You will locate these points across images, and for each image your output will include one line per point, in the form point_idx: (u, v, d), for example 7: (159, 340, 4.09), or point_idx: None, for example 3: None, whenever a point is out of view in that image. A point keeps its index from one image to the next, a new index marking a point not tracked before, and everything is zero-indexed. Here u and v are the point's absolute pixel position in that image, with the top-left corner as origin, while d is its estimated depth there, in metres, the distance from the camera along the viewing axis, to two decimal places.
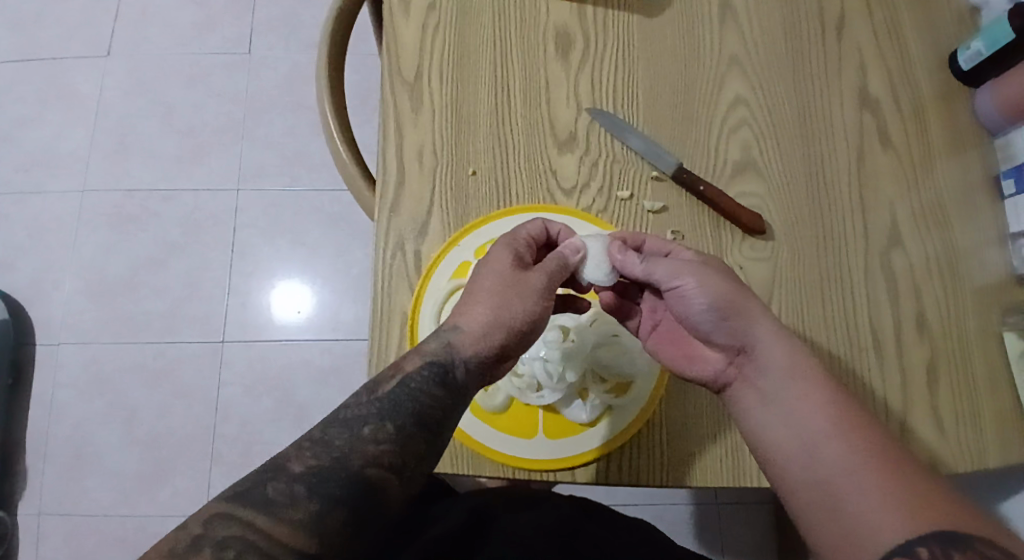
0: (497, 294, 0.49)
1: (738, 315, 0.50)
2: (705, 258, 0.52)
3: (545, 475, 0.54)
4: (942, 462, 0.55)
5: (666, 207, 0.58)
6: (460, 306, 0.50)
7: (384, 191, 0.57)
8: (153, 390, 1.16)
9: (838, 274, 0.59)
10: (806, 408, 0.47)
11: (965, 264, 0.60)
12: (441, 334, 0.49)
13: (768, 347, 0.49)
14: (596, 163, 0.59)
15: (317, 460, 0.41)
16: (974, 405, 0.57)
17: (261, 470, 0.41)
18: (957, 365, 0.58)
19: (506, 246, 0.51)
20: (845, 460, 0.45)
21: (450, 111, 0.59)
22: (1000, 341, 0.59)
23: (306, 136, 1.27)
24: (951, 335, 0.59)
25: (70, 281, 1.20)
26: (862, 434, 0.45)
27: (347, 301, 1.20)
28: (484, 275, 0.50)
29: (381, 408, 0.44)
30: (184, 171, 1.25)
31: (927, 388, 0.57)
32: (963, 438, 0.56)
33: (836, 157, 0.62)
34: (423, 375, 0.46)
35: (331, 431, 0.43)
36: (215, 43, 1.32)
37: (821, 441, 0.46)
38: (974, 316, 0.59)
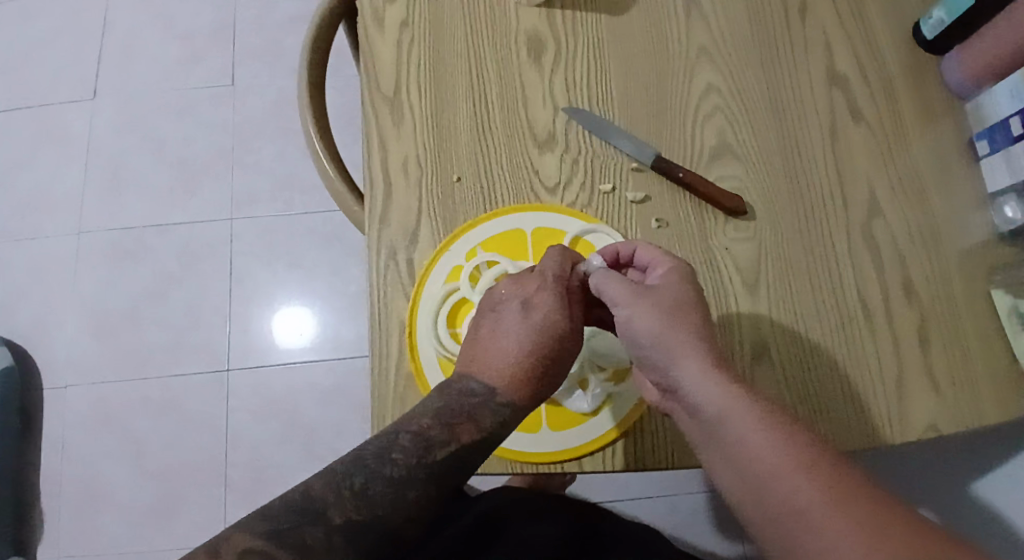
0: (554, 367, 0.52)
1: (668, 356, 0.48)
2: (662, 284, 0.51)
3: (553, 467, 0.55)
4: (943, 422, 0.56)
5: (648, 195, 0.59)
6: (502, 366, 0.51)
7: (372, 205, 0.58)
8: (163, 422, 1.17)
9: (823, 247, 0.61)
10: (752, 445, 0.43)
11: (945, 228, 0.62)
12: (492, 406, 0.50)
13: (696, 390, 0.46)
14: (577, 160, 0.60)
15: (358, 514, 0.46)
16: (966, 363, 0.58)
17: (300, 508, 0.45)
18: (947, 325, 0.59)
19: (556, 303, 0.53)
20: (795, 500, 0.40)
21: (432, 123, 0.60)
22: (989, 299, 0.60)
23: (293, 160, 1.29)
24: (938, 298, 0.60)
25: (72, 320, 1.22)
26: (811, 465, 0.41)
27: (347, 319, 1.21)
28: (543, 342, 0.52)
29: (426, 474, 0.48)
30: (176, 205, 1.27)
31: (919, 349, 0.59)
32: (958, 393, 0.57)
33: (810, 136, 0.64)
34: (477, 447, 0.49)
35: (373, 485, 0.47)
36: (198, 76, 1.34)
37: (770, 479, 0.42)
38: (959, 279, 0.61)
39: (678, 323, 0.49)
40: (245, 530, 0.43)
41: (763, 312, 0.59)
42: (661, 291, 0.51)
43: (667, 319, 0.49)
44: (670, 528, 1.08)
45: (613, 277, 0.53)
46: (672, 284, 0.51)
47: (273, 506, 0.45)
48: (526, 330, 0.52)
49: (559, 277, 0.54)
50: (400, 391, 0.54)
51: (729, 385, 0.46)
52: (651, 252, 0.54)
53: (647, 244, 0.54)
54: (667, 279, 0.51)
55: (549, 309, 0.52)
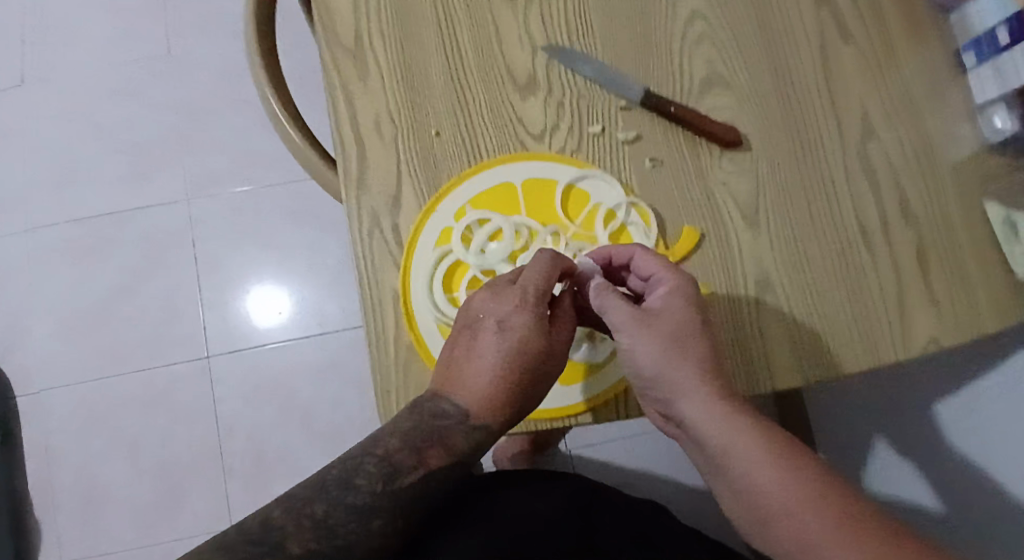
0: (532, 389, 0.51)
1: (674, 388, 0.50)
2: (663, 307, 0.50)
3: (567, 422, 0.54)
4: (944, 336, 0.56)
5: (639, 134, 0.56)
6: (479, 389, 0.50)
7: (347, 170, 0.54)
8: (150, 419, 1.13)
9: (820, 173, 0.59)
10: (760, 476, 0.47)
11: (938, 143, 0.60)
12: (463, 428, 0.51)
13: (700, 424, 0.49)
14: (562, 103, 0.56)
15: (318, 545, 0.46)
16: (964, 278, 0.57)
17: (258, 539, 0.45)
18: (944, 243, 0.58)
19: (536, 324, 0.51)
20: (805, 530, 0.45)
21: (402, 74, 0.55)
22: (985, 213, 0.58)
23: (250, 131, 1.21)
24: (934, 216, 0.58)
25: (39, 324, 1.16)
26: (815, 498, 0.45)
27: (329, 292, 1.17)
28: (521, 365, 0.50)
29: (391, 502, 0.49)
30: (131, 191, 1.20)
31: (918, 269, 0.58)
32: (957, 309, 0.57)
33: (798, 58, 0.61)
34: (445, 472, 0.51)
35: (336, 515, 0.47)
36: (134, 50, 1.24)
37: (781, 511, 0.46)
38: (954, 194, 0.59)
39: (681, 354, 0.49)
40: (200, 558, 0.44)
41: (764, 246, 0.57)
42: (662, 314, 0.50)
43: (672, 349, 0.49)
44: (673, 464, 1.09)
45: (613, 296, 0.51)
46: (675, 307, 0.50)
47: (229, 536, 0.45)
48: (502, 353, 0.50)
49: (541, 289, 0.51)
50: (402, 364, 0.52)
51: (737, 418, 0.48)
52: (655, 264, 0.51)
53: (646, 250, 0.52)
54: (669, 301, 0.50)
55: (525, 329, 0.50)
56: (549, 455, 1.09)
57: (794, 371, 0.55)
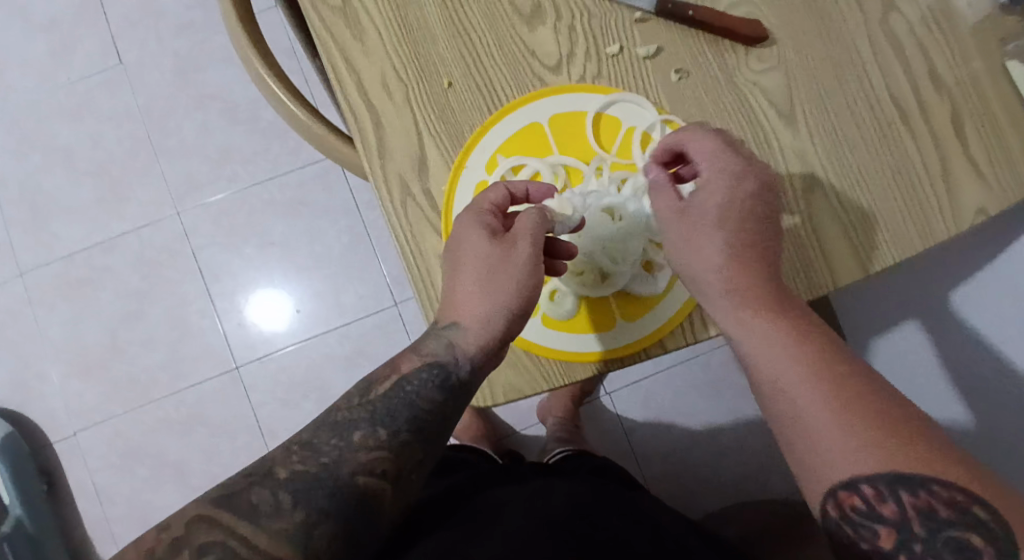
0: (493, 282, 0.48)
1: (713, 291, 0.48)
2: (709, 179, 0.48)
3: (639, 357, 0.52)
4: (990, 204, 0.53)
5: (661, 46, 0.52)
6: (447, 298, 0.49)
7: (364, 140, 0.50)
8: (190, 438, 1.11)
9: (846, 54, 0.55)
10: (767, 353, 0.45)
11: (954, 7, 0.55)
12: (436, 334, 0.49)
13: (715, 301, 0.48)
14: (573, 27, 0.52)
15: (304, 467, 0.41)
16: (1003, 142, 0.53)
17: (246, 474, 0.41)
18: (977, 110, 0.54)
19: (473, 216, 0.49)
20: (801, 408, 0.43)
21: (398, 25, 0.51)
22: (1008, 74, 0.54)
23: (222, 128, 1.16)
24: (964, 83, 0.54)
25: (53, 367, 1.13)
26: (829, 377, 0.43)
27: (340, 280, 1.14)
28: (470, 257, 0.48)
29: (373, 413, 0.45)
30: (114, 214, 1.15)
31: (957, 139, 0.54)
32: (1000, 175, 0.53)
33: None
34: (422, 376, 0.47)
35: (320, 435, 0.43)
36: (81, 65, 1.17)
37: (781, 390, 0.44)
38: (978, 55, 0.54)
39: (711, 234, 0.48)
40: (195, 499, 0.40)
41: (805, 143, 0.54)
42: (705, 191, 0.49)
43: (702, 230, 0.48)
44: (692, 382, 1.08)
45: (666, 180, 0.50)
46: (711, 191, 0.48)
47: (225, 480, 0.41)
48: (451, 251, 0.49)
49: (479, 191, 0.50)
50: None
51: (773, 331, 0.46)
52: (702, 151, 0.48)
53: (700, 132, 0.49)
54: (711, 199, 0.48)
55: (466, 225, 0.48)
56: (589, 403, 1.08)
57: (853, 265, 0.53)
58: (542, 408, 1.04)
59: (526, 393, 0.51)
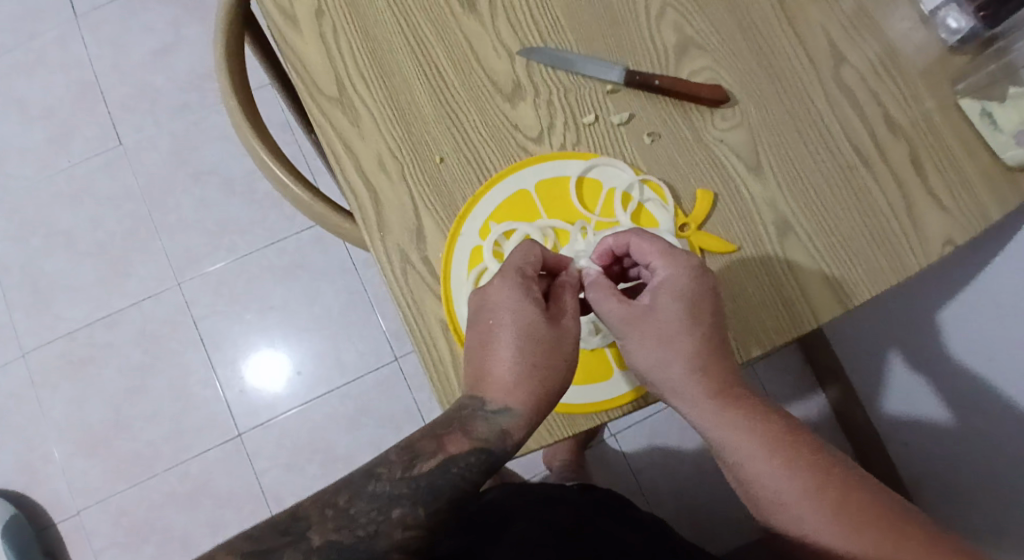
0: (549, 365, 0.47)
1: (674, 388, 0.49)
2: (682, 288, 0.49)
3: (637, 405, 0.54)
4: (957, 234, 0.56)
5: (633, 113, 0.57)
6: (492, 377, 0.47)
7: (364, 216, 0.54)
8: (196, 510, 1.11)
9: (805, 109, 0.59)
10: (762, 471, 0.48)
11: (903, 54, 0.60)
12: (484, 415, 0.46)
13: (695, 417, 0.50)
14: (551, 101, 0.57)
15: (340, 536, 0.42)
16: (961, 173, 0.57)
17: (285, 531, 0.41)
18: (933, 146, 0.58)
19: (522, 294, 0.49)
20: (803, 523, 0.47)
21: (390, 109, 0.55)
22: (960, 110, 0.58)
23: (220, 200, 1.20)
24: (918, 123, 0.59)
25: (57, 446, 1.14)
26: (822, 487, 0.47)
27: (341, 339, 1.16)
28: (524, 335, 0.47)
29: (415, 489, 0.44)
30: (115, 290, 1.17)
31: (917, 175, 0.58)
32: (963, 204, 0.57)
33: (759, 2, 0.61)
34: (468, 460, 0.46)
35: (358, 503, 0.43)
36: (82, 149, 1.22)
37: (780, 505, 0.48)
38: (929, 96, 0.59)
39: (677, 352, 0.49)
40: (229, 547, 0.40)
41: (775, 192, 0.58)
42: (666, 308, 0.49)
43: (667, 349, 0.49)
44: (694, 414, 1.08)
45: (608, 296, 0.50)
46: (670, 303, 0.49)
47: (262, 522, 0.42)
48: (499, 324, 0.48)
49: (524, 268, 0.50)
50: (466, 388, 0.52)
51: (749, 422, 0.49)
52: (654, 252, 0.50)
53: (643, 237, 0.50)
54: (665, 293, 0.49)
55: (514, 301, 0.48)
56: (594, 447, 1.10)
57: (831, 301, 0.56)
58: (546, 453, 1.05)
59: (531, 447, 0.53)
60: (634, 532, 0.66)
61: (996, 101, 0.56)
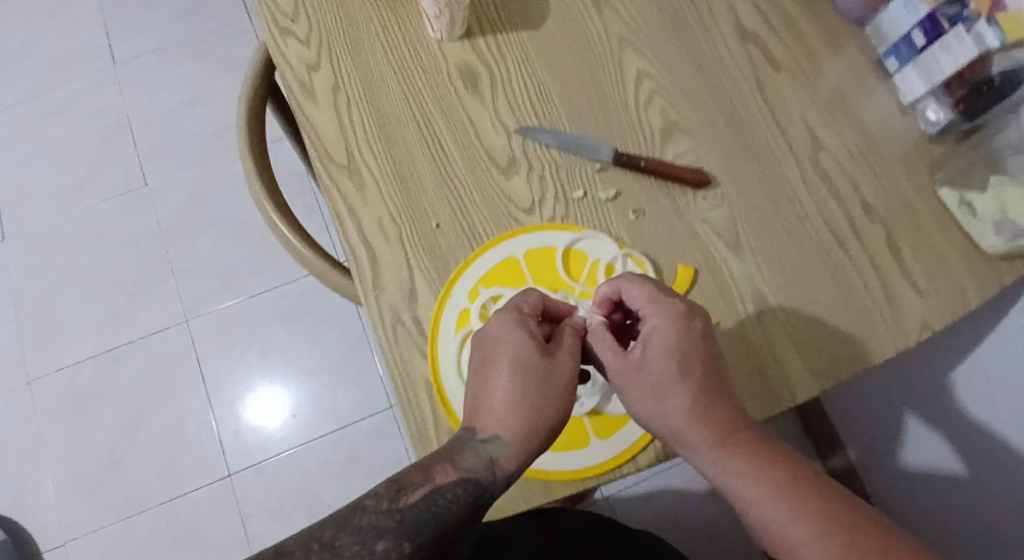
0: (534, 397, 0.49)
1: (673, 433, 0.50)
2: (668, 335, 0.51)
3: (613, 474, 0.56)
4: (934, 319, 0.59)
5: (619, 190, 0.61)
6: (485, 406, 0.50)
7: (361, 275, 0.57)
8: (183, 550, 1.11)
9: (784, 192, 0.63)
10: (765, 513, 0.48)
11: (881, 143, 0.65)
12: (474, 445, 0.49)
13: (697, 461, 0.50)
14: (543, 176, 0.61)
15: None
16: (937, 257, 0.61)
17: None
18: (912, 231, 0.62)
19: (519, 328, 0.51)
20: None
21: (393, 176, 0.60)
22: (940, 198, 0.62)
23: (232, 245, 1.24)
24: (896, 209, 0.63)
25: (50, 479, 1.15)
26: (830, 532, 0.45)
27: (338, 384, 1.18)
28: (516, 365, 0.50)
29: (398, 523, 0.46)
30: (124, 327, 1.21)
31: (894, 258, 0.61)
32: (939, 287, 0.60)
33: (742, 94, 0.66)
34: (456, 491, 0.48)
35: (343, 538, 0.45)
36: (105, 191, 1.28)
37: (787, 549, 0.46)
38: (907, 183, 0.63)
39: (672, 400, 0.50)
40: None
41: (753, 270, 0.61)
42: (655, 357, 0.51)
43: (661, 396, 0.50)
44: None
45: (602, 342, 0.53)
46: (657, 351, 0.51)
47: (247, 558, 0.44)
48: (492, 355, 0.51)
49: (522, 306, 0.53)
50: None
51: (753, 467, 0.49)
52: (642, 299, 0.52)
53: (635, 282, 0.53)
54: (654, 340, 0.51)
55: (510, 335, 0.51)
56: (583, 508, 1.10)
57: (807, 377, 0.58)
58: None
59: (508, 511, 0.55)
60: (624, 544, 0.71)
61: (976, 190, 0.59)
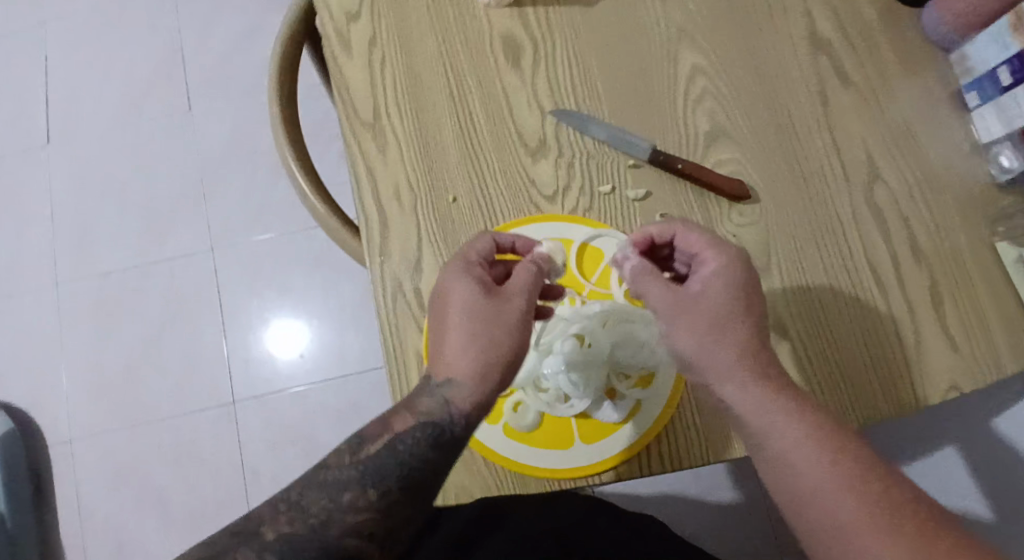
0: (488, 333, 0.48)
1: (716, 367, 0.46)
2: (727, 272, 0.48)
3: (593, 480, 0.54)
4: (962, 381, 0.55)
5: (649, 191, 0.58)
6: (438, 354, 0.49)
7: (370, 238, 0.56)
8: (179, 467, 1.14)
9: (827, 218, 0.59)
10: (800, 454, 0.43)
11: (944, 183, 0.59)
12: (430, 391, 0.48)
13: (733, 396, 0.46)
14: (572, 164, 0.58)
15: (291, 527, 0.44)
16: (980, 315, 0.56)
17: (236, 530, 0.44)
18: (958, 283, 0.57)
19: (463, 275, 0.50)
20: (839, 513, 0.41)
21: (417, 142, 0.58)
22: (995, 252, 0.58)
23: (266, 181, 1.25)
24: (946, 256, 0.58)
25: (66, 379, 1.19)
26: (867, 481, 0.42)
27: (348, 333, 1.19)
28: (462, 309, 0.48)
29: (362, 473, 0.46)
30: (153, 245, 1.23)
31: (933, 308, 0.57)
32: (976, 347, 0.56)
33: (801, 107, 0.61)
34: (415, 436, 0.47)
35: (307, 495, 0.45)
36: (152, 108, 1.29)
37: (815, 493, 0.42)
38: (962, 231, 0.58)
39: (723, 338, 0.47)
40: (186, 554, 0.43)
41: (778, 296, 0.57)
42: (713, 291, 0.48)
43: (713, 332, 0.47)
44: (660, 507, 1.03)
45: (651, 280, 0.50)
46: (715, 289, 0.48)
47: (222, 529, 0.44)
48: (441, 302, 0.49)
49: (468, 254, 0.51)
50: None
51: (794, 406, 0.45)
52: (699, 242, 0.50)
53: (690, 227, 0.51)
54: (712, 279, 0.49)
55: (454, 282, 0.49)
56: None
57: None
58: None
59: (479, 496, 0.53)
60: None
61: None
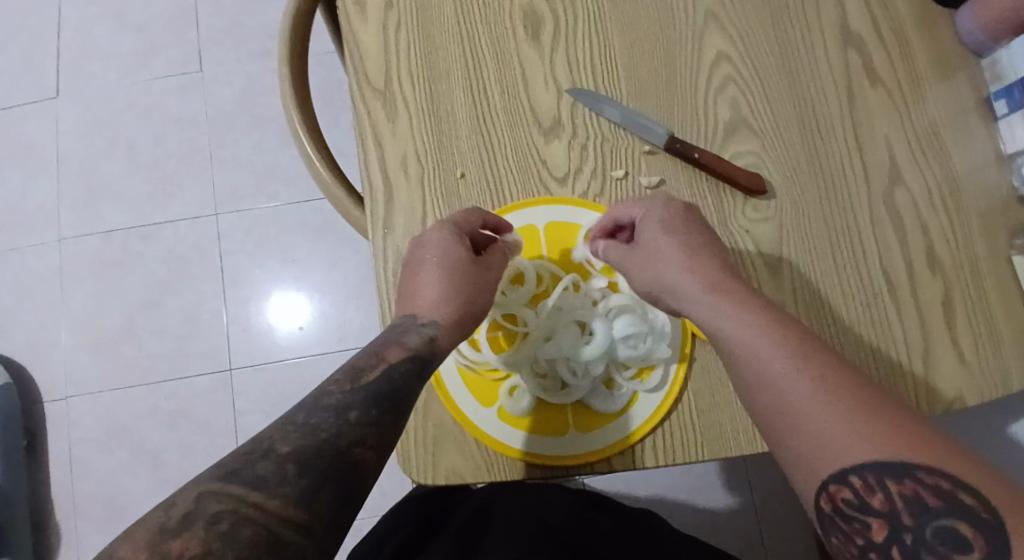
0: (469, 286, 0.51)
1: (671, 281, 0.49)
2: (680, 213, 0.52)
3: (585, 469, 0.53)
4: (968, 394, 0.53)
5: (663, 178, 0.57)
6: (423, 298, 0.50)
7: (374, 209, 0.55)
8: (173, 429, 1.14)
9: (843, 218, 0.57)
10: (752, 342, 0.43)
11: (966, 190, 0.58)
12: (415, 328, 0.49)
13: (688, 298, 0.47)
14: (586, 146, 0.57)
15: (306, 440, 0.39)
16: (992, 328, 0.55)
17: (242, 452, 0.38)
18: (971, 294, 0.56)
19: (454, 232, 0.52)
20: (794, 395, 0.41)
21: (428, 113, 0.56)
22: (1011, 265, 0.56)
23: (275, 148, 1.23)
24: (961, 266, 0.56)
25: (65, 335, 1.19)
26: (820, 365, 0.41)
27: (350, 308, 1.18)
28: (453, 262, 0.51)
29: (365, 394, 0.43)
30: (157, 206, 1.22)
31: (944, 318, 0.55)
32: (985, 360, 0.54)
33: (826, 101, 0.59)
34: (409, 365, 0.46)
35: (316, 415, 0.41)
36: (163, 67, 1.27)
37: (769, 379, 0.42)
38: (981, 241, 0.57)
39: (677, 253, 0.49)
40: (195, 479, 0.36)
41: (787, 294, 0.56)
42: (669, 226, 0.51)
43: (669, 251, 0.50)
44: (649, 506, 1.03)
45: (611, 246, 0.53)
46: (668, 224, 0.51)
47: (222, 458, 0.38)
48: (432, 252, 0.51)
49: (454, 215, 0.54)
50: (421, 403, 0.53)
51: (742, 304, 0.46)
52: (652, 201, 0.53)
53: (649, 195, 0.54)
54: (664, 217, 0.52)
55: (446, 237, 0.51)
56: None
57: None
58: None
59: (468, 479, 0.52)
60: (612, 523, 0.68)
61: None
